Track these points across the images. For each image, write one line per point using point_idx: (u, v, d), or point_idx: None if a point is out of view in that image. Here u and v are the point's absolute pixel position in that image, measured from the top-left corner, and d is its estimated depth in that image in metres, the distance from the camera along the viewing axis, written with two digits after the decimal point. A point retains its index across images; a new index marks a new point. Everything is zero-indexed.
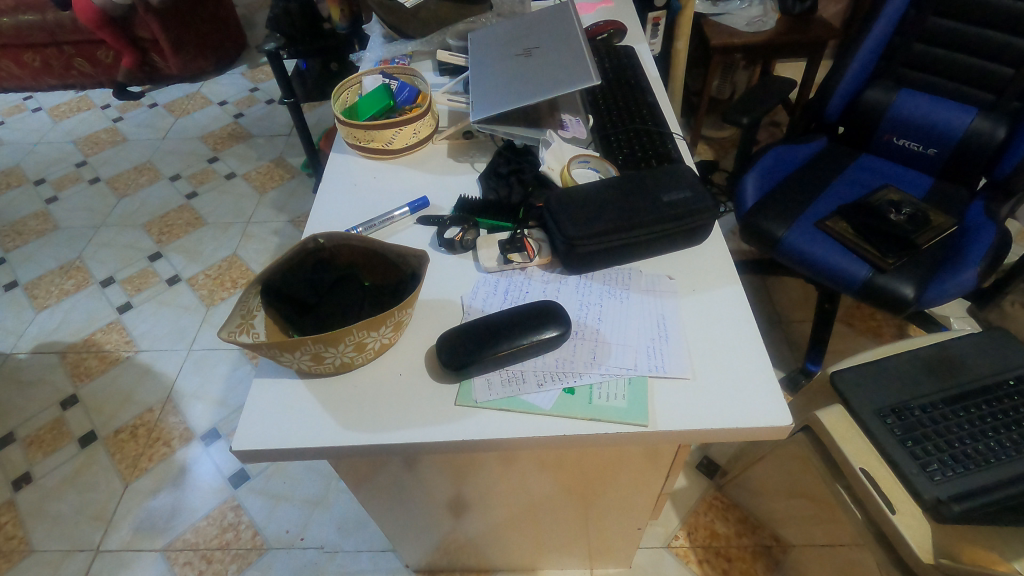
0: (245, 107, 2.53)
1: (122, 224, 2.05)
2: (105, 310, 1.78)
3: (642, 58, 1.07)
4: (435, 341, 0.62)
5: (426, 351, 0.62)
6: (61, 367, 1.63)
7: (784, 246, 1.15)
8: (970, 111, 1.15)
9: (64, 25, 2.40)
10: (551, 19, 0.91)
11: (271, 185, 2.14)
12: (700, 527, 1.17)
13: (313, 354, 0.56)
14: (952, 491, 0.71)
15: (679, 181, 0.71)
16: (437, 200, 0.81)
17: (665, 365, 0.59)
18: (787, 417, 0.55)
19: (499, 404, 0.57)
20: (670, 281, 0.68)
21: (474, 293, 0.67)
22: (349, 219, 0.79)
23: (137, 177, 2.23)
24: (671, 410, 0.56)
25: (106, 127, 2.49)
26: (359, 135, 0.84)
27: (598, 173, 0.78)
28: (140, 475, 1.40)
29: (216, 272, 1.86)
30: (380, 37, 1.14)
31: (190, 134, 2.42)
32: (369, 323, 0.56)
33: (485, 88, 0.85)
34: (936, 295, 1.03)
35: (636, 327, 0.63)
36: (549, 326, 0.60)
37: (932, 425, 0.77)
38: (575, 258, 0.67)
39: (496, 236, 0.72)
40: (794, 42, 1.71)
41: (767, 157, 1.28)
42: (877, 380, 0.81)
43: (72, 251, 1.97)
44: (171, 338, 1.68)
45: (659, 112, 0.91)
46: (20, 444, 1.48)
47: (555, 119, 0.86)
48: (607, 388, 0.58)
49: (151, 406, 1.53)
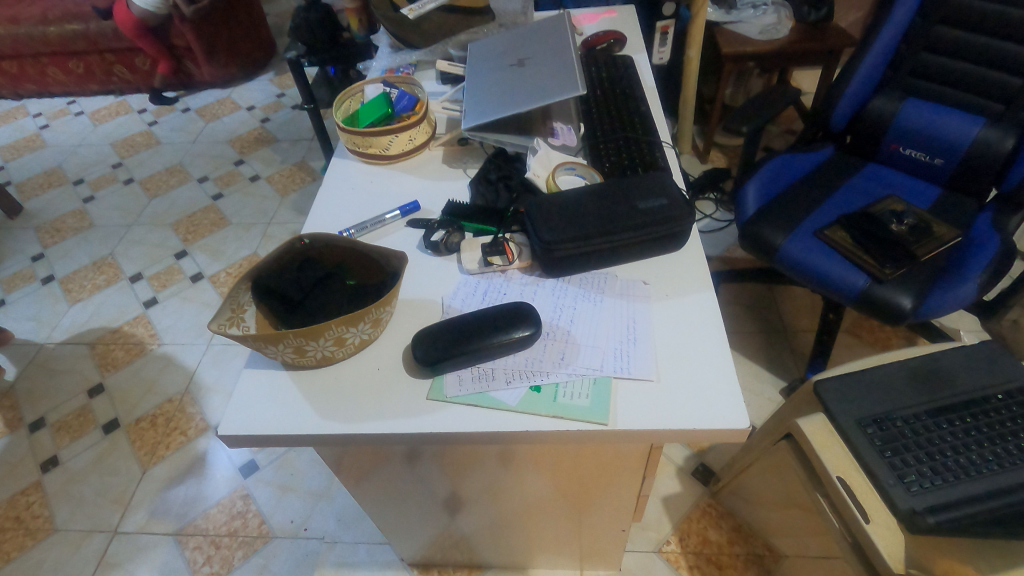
0: (272, 112, 2.63)
1: (152, 223, 2.15)
2: (132, 304, 1.87)
3: (641, 68, 1.09)
4: (412, 340, 0.65)
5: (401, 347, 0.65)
6: (90, 358, 1.72)
7: (782, 255, 1.15)
8: (977, 121, 1.13)
9: (106, 34, 2.53)
10: (549, 31, 0.94)
11: (293, 188, 2.22)
12: (693, 534, 1.17)
13: (296, 347, 0.60)
14: (929, 502, 0.70)
15: (658, 189, 0.73)
16: (428, 204, 0.84)
17: (631, 367, 0.61)
18: (746, 420, 0.56)
19: (469, 400, 0.60)
20: (644, 286, 0.69)
21: (455, 294, 0.70)
22: (343, 222, 0.83)
23: (168, 178, 2.34)
24: (633, 411, 0.58)
25: (142, 130, 2.61)
26: (359, 141, 0.88)
27: (583, 180, 0.81)
28: (159, 462, 1.47)
29: (237, 271, 1.93)
30: (387, 47, 1.17)
31: (218, 137, 2.52)
32: (348, 319, 0.60)
33: (479, 96, 0.88)
34: (935, 307, 1.02)
35: (605, 329, 0.65)
36: (520, 326, 0.62)
37: (913, 436, 0.76)
38: (551, 261, 0.69)
39: (479, 240, 0.75)
40: (808, 50, 1.70)
41: (770, 165, 1.27)
42: (860, 390, 0.81)
43: (105, 248, 2.07)
44: (192, 332, 1.76)
45: (651, 121, 0.93)
46: (49, 429, 1.57)
47: (546, 128, 0.89)
48: (572, 387, 0.60)
49: (171, 396, 1.60)
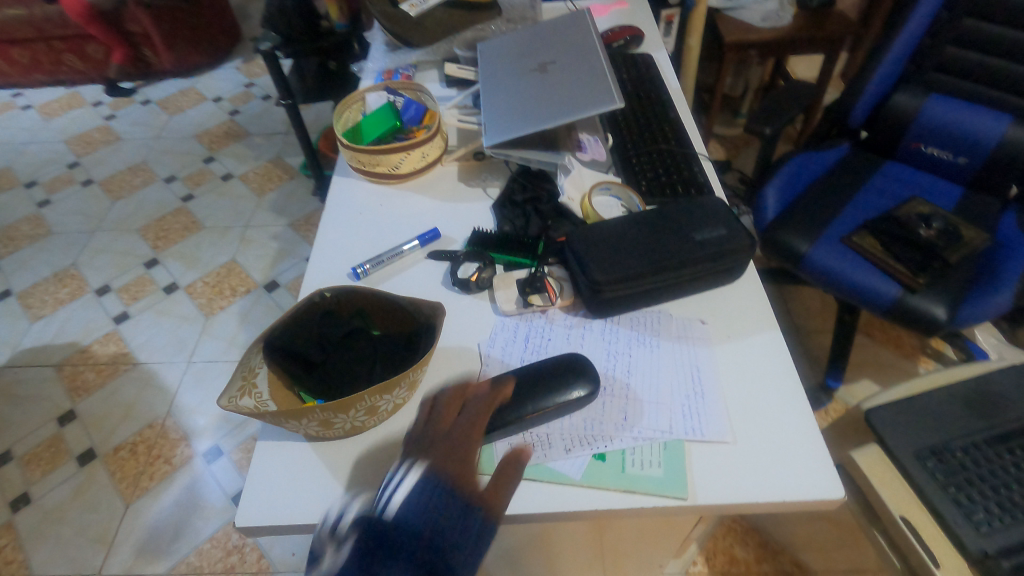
0: (241, 103, 2.46)
1: (117, 228, 1.99)
2: (102, 320, 1.73)
3: (662, 67, 1.01)
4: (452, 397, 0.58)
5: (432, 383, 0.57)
6: (58, 382, 1.59)
7: (809, 264, 1.10)
8: (1005, 118, 1.08)
9: (53, 19, 2.32)
10: (571, 32, 0.85)
11: (270, 187, 2.08)
12: (719, 552, 1.14)
13: (322, 420, 0.52)
14: (1002, 544, 0.67)
15: (712, 217, 0.66)
16: (448, 230, 0.76)
17: (703, 428, 0.54)
18: (840, 490, 0.50)
19: (524, 473, 0.53)
20: (703, 326, 0.63)
21: (492, 341, 0.63)
22: (354, 254, 0.74)
23: (132, 178, 2.17)
24: (713, 480, 0.51)
25: (99, 125, 2.42)
26: (364, 159, 0.78)
27: (620, 201, 0.74)
28: (142, 494, 1.36)
29: (215, 280, 1.80)
30: (382, 45, 1.06)
31: (184, 131, 2.35)
32: (381, 388, 0.51)
33: (498, 107, 0.79)
34: (969, 317, 0.98)
35: (668, 381, 0.58)
36: (577, 384, 0.55)
37: (976, 468, 0.72)
38: (600, 303, 0.62)
39: (514, 274, 0.67)
40: (812, 38, 1.63)
41: (790, 165, 1.21)
42: (915, 419, 0.76)
43: (66, 257, 1.91)
44: (170, 350, 1.63)
45: (683, 131, 0.86)
46: (18, 462, 1.44)
47: (573, 141, 0.80)
48: (641, 454, 0.53)
49: (151, 421, 1.49)
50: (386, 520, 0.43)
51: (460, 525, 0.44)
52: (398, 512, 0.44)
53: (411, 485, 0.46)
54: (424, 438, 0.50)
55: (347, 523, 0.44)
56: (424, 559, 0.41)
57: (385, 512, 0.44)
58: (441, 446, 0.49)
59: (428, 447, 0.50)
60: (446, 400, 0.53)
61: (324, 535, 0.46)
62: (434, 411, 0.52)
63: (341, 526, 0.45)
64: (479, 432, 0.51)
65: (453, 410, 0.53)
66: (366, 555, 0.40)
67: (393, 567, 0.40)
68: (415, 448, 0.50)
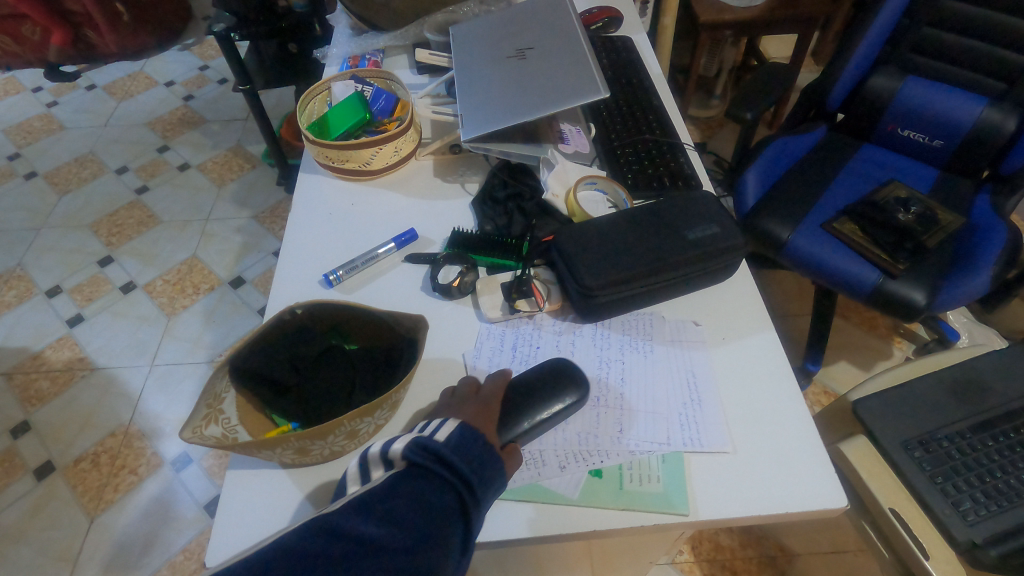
0: (195, 88, 2.33)
1: (65, 224, 1.87)
2: (53, 323, 1.63)
3: (641, 50, 0.97)
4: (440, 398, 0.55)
5: (417, 416, 0.55)
6: (9, 393, 1.49)
7: (791, 250, 1.08)
8: (979, 100, 1.08)
9: None
10: (549, 15, 0.80)
11: (231, 177, 1.98)
12: (704, 539, 1.12)
13: (298, 448, 0.47)
14: (986, 532, 0.68)
15: (703, 212, 0.63)
16: (426, 230, 0.72)
17: (702, 439, 0.52)
18: (843, 497, 0.49)
19: (518, 493, 0.50)
20: (697, 328, 0.61)
21: (478, 352, 0.59)
22: (326, 259, 0.69)
23: (79, 170, 2.03)
24: (714, 493, 0.49)
25: (39, 113, 2.26)
26: (332, 155, 0.72)
27: (606, 195, 0.71)
28: (106, 508, 1.29)
29: (175, 278, 1.71)
30: (346, 28, 1.01)
31: (135, 119, 2.21)
32: (362, 411, 0.47)
33: (476, 96, 0.73)
34: (949, 300, 0.98)
35: (663, 388, 0.56)
36: (566, 393, 0.53)
37: (961, 456, 0.73)
38: (590, 308, 0.59)
39: (499, 278, 0.63)
40: (787, 18, 1.61)
41: (770, 149, 1.19)
42: (900, 409, 0.76)
43: (10, 258, 1.79)
44: (130, 353, 1.54)
45: (667, 119, 0.83)
46: None
47: (555, 132, 0.76)
48: (639, 469, 0.51)
49: (113, 430, 1.41)
50: (432, 450, 0.42)
51: (494, 464, 0.44)
52: (445, 448, 0.43)
53: (452, 429, 0.45)
54: (451, 404, 0.51)
55: (397, 447, 0.43)
56: (458, 490, 0.41)
57: (434, 442, 0.42)
58: (474, 403, 0.49)
59: (457, 409, 0.50)
60: (467, 381, 0.53)
61: (372, 451, 0.45)
62: (456, 392, 0.52)
63: (390, 445, 0.43)
64: (499, 402, 0.51)
65: (473, 390, 0.53)
66: (409, 482, 0.41)
67: (433, 491, 0.40)
68: (444, 411, 0.50)
